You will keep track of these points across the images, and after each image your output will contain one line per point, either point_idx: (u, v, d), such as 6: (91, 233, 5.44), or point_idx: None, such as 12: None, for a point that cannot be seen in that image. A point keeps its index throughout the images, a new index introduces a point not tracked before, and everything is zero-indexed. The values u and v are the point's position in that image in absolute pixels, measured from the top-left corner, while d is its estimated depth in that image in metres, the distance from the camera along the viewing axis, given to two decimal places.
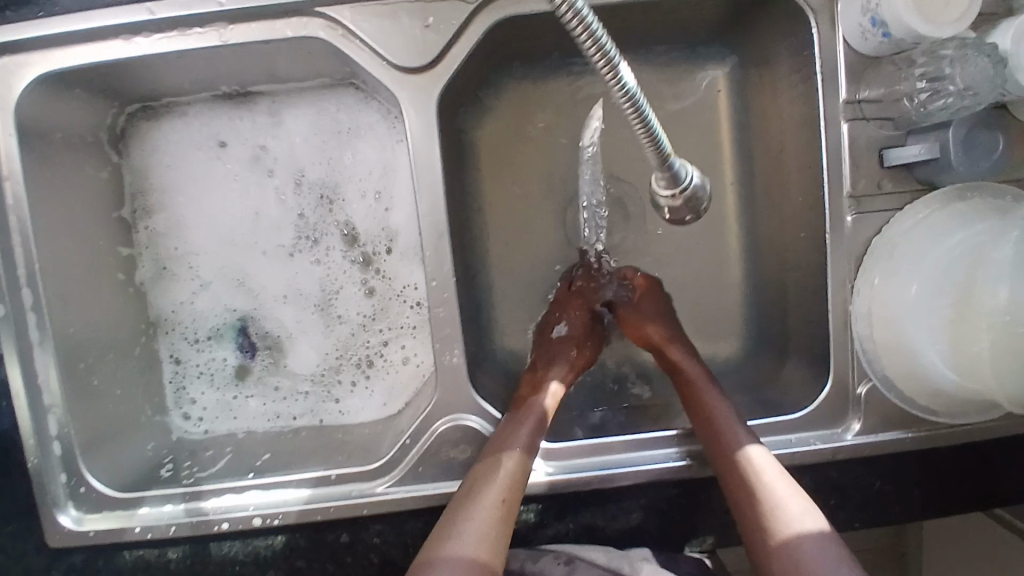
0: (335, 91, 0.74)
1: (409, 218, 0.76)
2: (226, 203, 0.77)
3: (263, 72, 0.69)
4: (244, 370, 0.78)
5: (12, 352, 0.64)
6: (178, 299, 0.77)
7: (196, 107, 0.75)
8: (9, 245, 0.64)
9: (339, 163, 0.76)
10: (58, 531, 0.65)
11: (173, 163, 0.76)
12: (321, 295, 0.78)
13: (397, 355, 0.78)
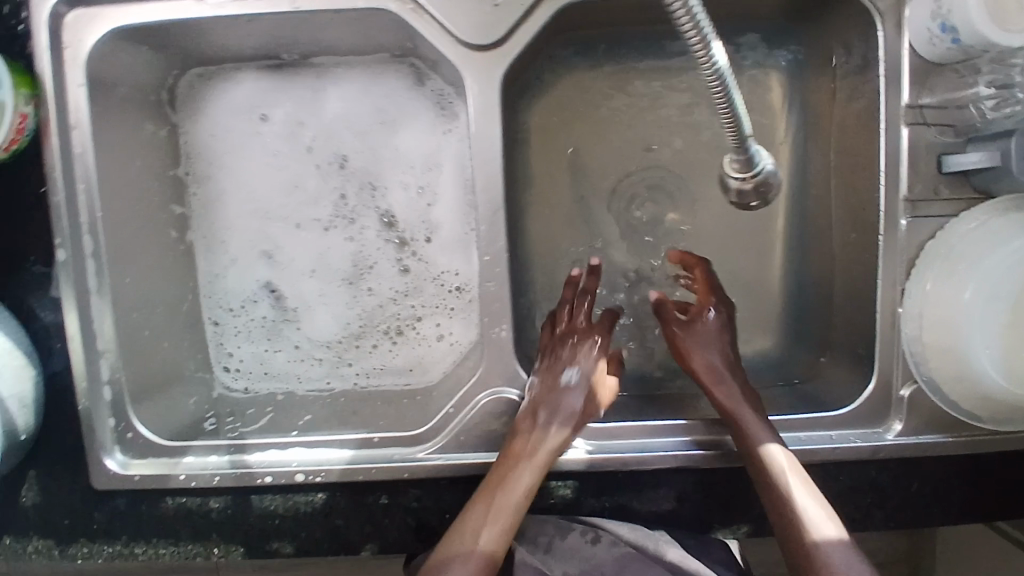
0: (386, 69, 0.74)
1: (453, 208, 0.77)
2: (272, 177, 0.77)
3: (320, 41, 0.71)
4: (275, 335, 0.79)
5: (69, 298, 0.64)
6: (214, 268, 0.78)
7: (249, 76, 0.75)
8: (73, 193, 0.64)
9: (383, 151, 0.76)
10: (104, 474, 0.66)
11: (221, 131, 0.77)
12: (351, 270, 0.79)
13: (429, 331, 0.79)
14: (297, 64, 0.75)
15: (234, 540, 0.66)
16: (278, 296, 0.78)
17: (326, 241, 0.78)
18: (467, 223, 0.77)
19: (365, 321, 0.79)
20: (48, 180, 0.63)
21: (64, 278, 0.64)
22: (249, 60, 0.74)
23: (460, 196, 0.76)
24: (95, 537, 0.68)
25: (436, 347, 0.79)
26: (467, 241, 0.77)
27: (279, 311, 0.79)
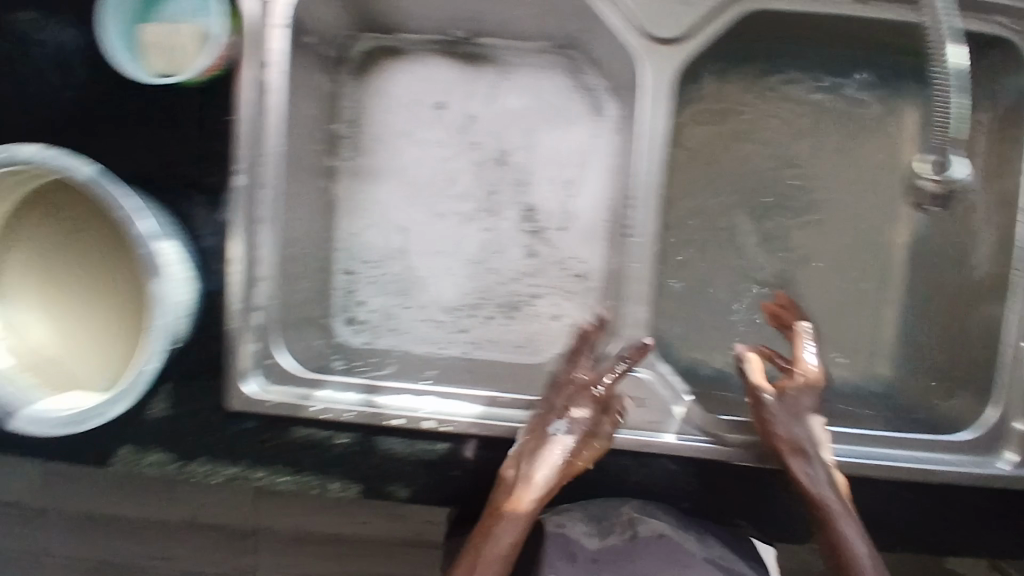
0: (551, 58, 0.79)
1: (593, 203, 0.80)
2: (423, 155, 0.80)
3: (499, 18, 0.75)
4: (404, 293, 0.81)
5: (240, 223, 0.67)
6: (357, 218, 0.81)
7: (419, 57, 0.80)
8: (259, 125, 0.66)
9: (537, 146, 0.79)
10: (242, 396, 0.68)
11: (384, 112, 0.80)
12: (482, 258, 0.81)
13: (547, 312, 0.81)
14: (468, 44, 0.79)
15: (355, 478, 0.69)
16: (410, 264, 0.81)
17: (464, 225, 0.81)
18: (604, 217, 0.79)
19: (486, 296, 0.81)
20: (234, 108, 0.66)
21: (237, 203, 0.67)
22: (427, 37, 0.79)
23: (602, 195, 0.79)
24: (218, 457, 0.70)
25: (553, 326, 0.81)
26: (601, 237, 0.80)
27: (406, 284, 0.81)
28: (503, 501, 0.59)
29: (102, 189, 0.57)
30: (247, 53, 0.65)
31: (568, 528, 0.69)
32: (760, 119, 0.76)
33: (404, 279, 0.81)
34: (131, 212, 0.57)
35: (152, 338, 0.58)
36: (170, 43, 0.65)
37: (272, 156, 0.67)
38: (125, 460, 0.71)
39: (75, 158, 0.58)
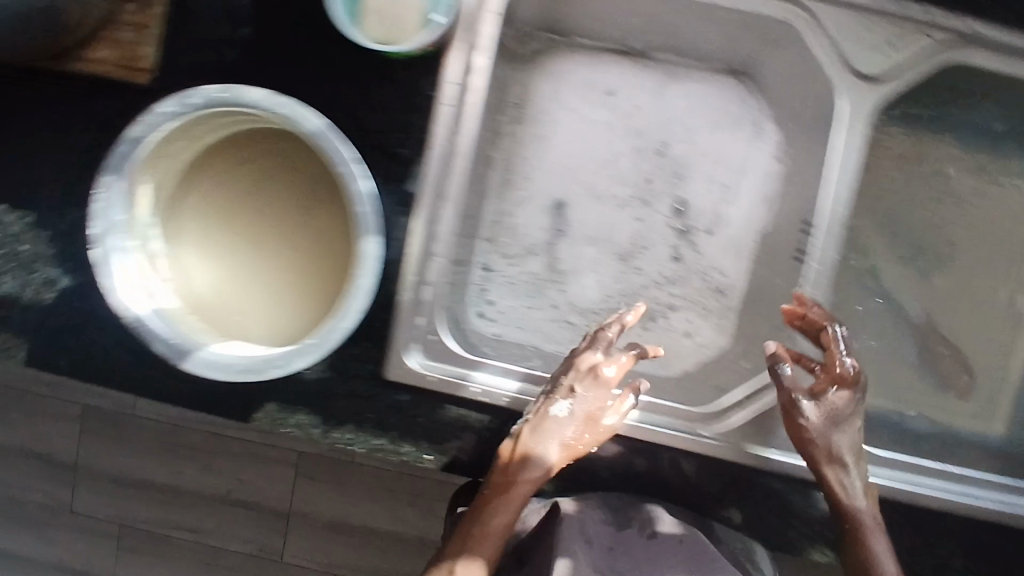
0: (718, 80, 0.81)
1: (745, 214, 0.82)
2: (588, 141, 0.82)
3: (682, 35, 0.76)
4: (538, 292, 0.82)
5: (426, 196, 0.68)
6: (503, 210, 0.82)
7: (592, 52, 0.81)
8: (458, 102, 0.67)
9: (700, 147, 0.82)
10: (402, 366, 0.69)
11: (552, 97, 0.81)
12: (629, 248, 0.82)
13: (680, 326, 0.82)
14: (643, 57, 0.80)
15: (501, 465, 0.69)
16: (554, 257, 0.82)
17: (617, 212, 0.82)
18: (754, 235, 0.81)
19: (624, 300, 0.82)
20: (438, 85, 0.67)
21: (427, 179, 0.68)
22: (607, 44, 0.80)
23: (753, 206, 0.81)
24: (366, 427, 0.70)
25: (685, 344, 0.82)
26: (748, 251, 0.82)
27: (551, 270, 0.82)
28: (505, 484, 0.66)
29: (330, 145, 0.58)
30: (460, 36, 0.67)
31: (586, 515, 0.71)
32: (919, 168, 0.78)
33: (546, 273, 0.82)
34: (355, 170, 0.58)
35: (353, 297, 0.59)
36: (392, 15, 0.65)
37: (467, 138, 0.68)
38: (267, 417, 0.71)
39: (305, 109, 0.58)
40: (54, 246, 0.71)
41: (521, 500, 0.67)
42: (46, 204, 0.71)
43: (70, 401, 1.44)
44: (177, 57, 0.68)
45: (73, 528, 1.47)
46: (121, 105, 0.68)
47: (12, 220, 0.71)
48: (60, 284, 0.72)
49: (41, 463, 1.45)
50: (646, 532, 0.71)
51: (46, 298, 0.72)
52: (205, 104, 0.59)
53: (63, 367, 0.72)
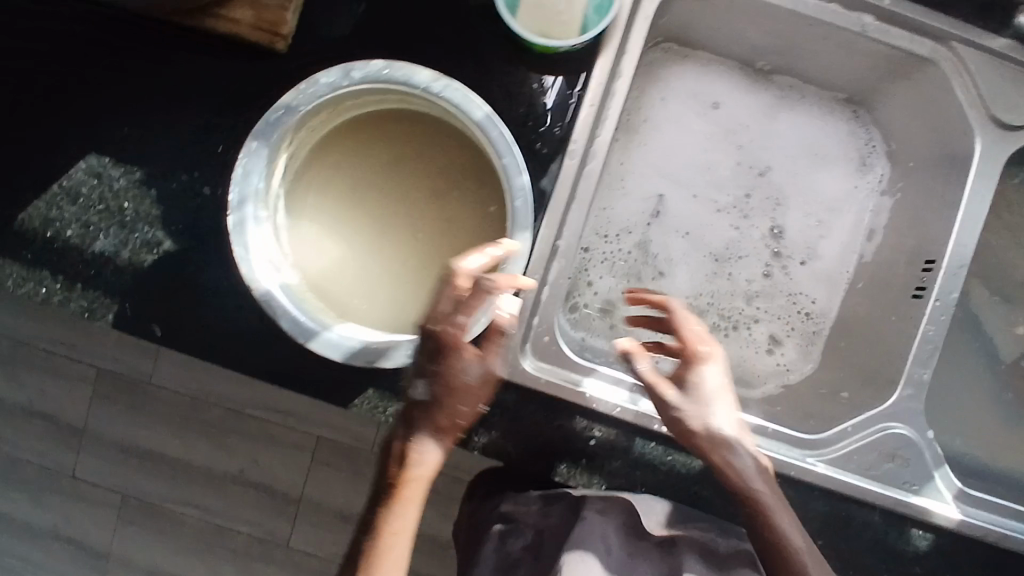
0: (835, 110, 0.81)
1: (840, 248, 0.81)
2: (698, 145, 0.81)
3: (811, 63, 0.76)
4: (632, 274, 0.80)
5: (561, 197, 0.67)
6: (610, 197, 0.80)
7: (717, 61, 0.80)
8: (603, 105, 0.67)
9: (807, 173, 0.81)
10: (515, 365, 0.68)
11: (669, 96, 0.80)
12: (721, 253, 0.82)
13: (762, 341, 0.81)
14: (765, 75, 0.80)
15: (600, 474, 0.70)
16: (648, 249, 0.81)
17: (716, 216, 0.82)
18: (849, 269, 0.81)
19: (710, 304, 0.81)
20: (583, 84, 0.66)
21: (563, 177, 0.66)
22: (730, 60, 0.80)
23: (850, 241, 0.81)
24: (468, 423, 0.69)
25: (765, 359, 0.80)
26: (840, 286, 0.81)
27: (645, 261, 0.80)
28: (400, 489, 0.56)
29: (493, 135, 0.57)
30: (613, 38, 0.66)
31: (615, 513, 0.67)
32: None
33: (639, 266, 0.80)
34: (515, 163, 0.57)
35: (496, 296, 0.57)
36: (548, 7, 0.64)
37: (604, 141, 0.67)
38: (367, 404, 0.69)
39: (472, 96, 0.57)
40: (160, 207, 0.69)
41: (383, 486, 0.56)
42: (159, 163, 0.69)
43: (81, 363, 1.34)
44: (322, 30, 0.67)
45: (70, 498, 1.38)
46: (253, 73, 0.67)
47: (119, 177, 0.69)
48: (163, 247, 0.69)
49: (45, 424, 1.36)
50: (668, 538, 0.69)
51: (146, 260, 0.69)
52: (366, 79, 0.57)
53: (155, 334, 0.69)
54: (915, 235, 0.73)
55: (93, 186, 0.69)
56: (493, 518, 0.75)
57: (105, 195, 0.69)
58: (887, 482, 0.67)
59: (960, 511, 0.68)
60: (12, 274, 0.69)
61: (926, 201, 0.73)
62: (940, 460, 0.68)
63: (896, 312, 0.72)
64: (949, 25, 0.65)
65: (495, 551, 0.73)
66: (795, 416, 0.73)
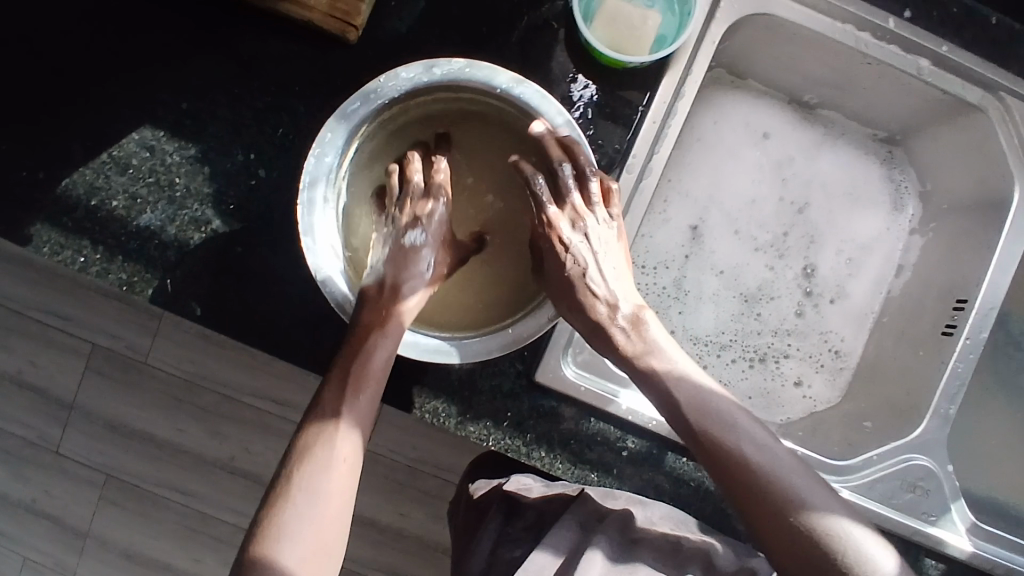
0: (873, 156, 0.84)
1: (869, 290, 0.84)
2: (743, 179, 0.84)
3: (857, 102, 0.80)
4: (663, 310, 0.81)
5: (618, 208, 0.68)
6: (651, 230, 0.82)
7: (767, 98, 0.83)
8: (665, 124, 0.69)
9: (842, 218, 0.84)
10: (554, 370, 0.68)
11: (717, 129, 0.83)
12: (754, 289, 0.83)
13: (791, 375, 0.82)
14: (811, 116, 0.84)
15: (629, 483, 0.69)
16: (683, 280, 0.83)
17: (753, 256, 0.84)
18: (875, 310, 0.83)
19: (735, 339, 0.83)
20: (646, 102, 0.68)
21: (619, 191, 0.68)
22: (779, 95, 0.83)
23: (879, 286, 0.84)
24: (503, 426, 0.68)
25: (792, 392, 0.82)
26: (867, 325, 0.83)
27: (678, 294, 0.82)
28: (378, 320, 0.57)
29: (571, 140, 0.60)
30: (679, 59, 0.68)
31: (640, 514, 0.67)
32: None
33: (672, 295, 0.82)
34: (589, 169, 0.60)
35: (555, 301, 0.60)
36: (621, 27, 0.67)
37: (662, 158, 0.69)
38: (405, 400, 0.67)
39: (551, 102, 0.59)
40: (212, 185, 0.69)
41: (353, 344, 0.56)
42: (217, 142, 0.69)
43: (77, 337, 1.31)
44: (397, 30, 0.69)
45: (53, 474, 1.35)
46: (326, 64, 0.69)
47: (173, 152, 0.69)
48: (211, 226, 0.68)
49: (33, 396, 1.33)
50: (672, 535, 0.68)
51: (192, 238, 0.68)
52: (445, 77, 0.59)
53: (194, 313, 0.68)
54: (945, 276, 0.76)
55: (145, 158, 0.69)
56: (492, 498, 0.73)
57: (156, 169, 0.68)
58: (906, 510, 0.69)
59: (973, 543, 0.70)
60: (51, 239, 0.67)
61: (959, 246, 0.76)
62: (957, 492, 0.70)
63: (922, 346, 0.75)
64: (998, 75, 0.70)
65: (495, 532, 0.71)
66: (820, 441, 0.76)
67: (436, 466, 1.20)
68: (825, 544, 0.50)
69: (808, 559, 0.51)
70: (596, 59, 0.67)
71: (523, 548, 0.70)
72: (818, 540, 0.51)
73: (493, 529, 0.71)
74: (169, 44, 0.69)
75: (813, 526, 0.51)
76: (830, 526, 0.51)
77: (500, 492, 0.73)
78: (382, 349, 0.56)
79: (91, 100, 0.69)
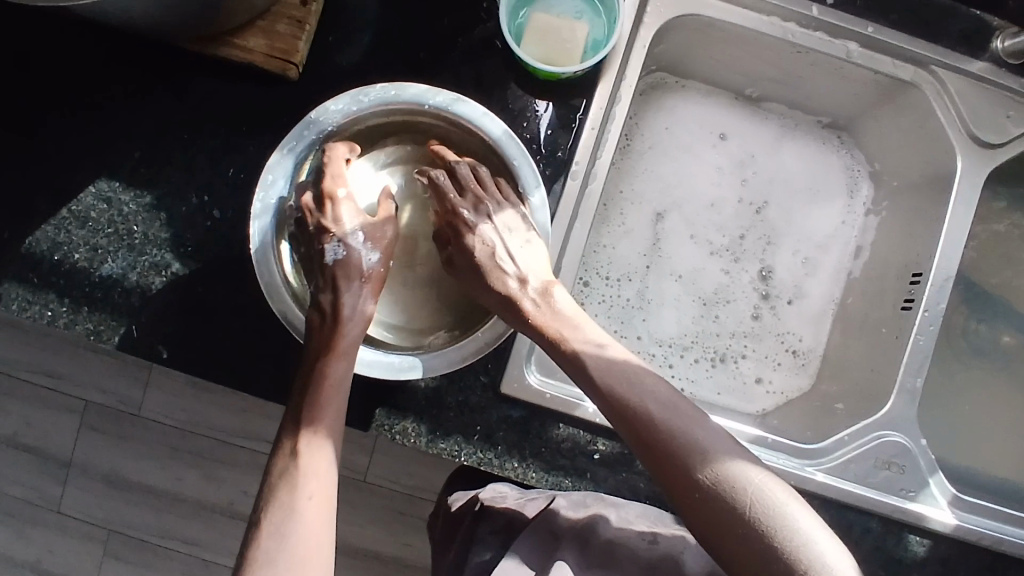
0: (823, 149, 0.86)
1: (828, 287, 0.85)
2: (698, 181, 0.85)
3: (797, 92, 0.82)
4: (626, 318, 0.82)
5: (567, 215, 0.69)
6: (609, 237, 0.83)
7: (712, 94, 0.85)
8: (605, 129, 0.71)
9: (796, 218, 0.85)
10: (518, 381, 0.69)
11: (669, 126, 0.85)
12: (712, 291, 0.84)
13: (750, 374, 0.83)
14: (756, 108, 0.86)
15: (605, 485, 0.69)
16: (645, 284, 0.83)
17: (711, 258, 0.85)
18: (833, 307, 0.84)
19: (697, 340, 0.83)
20: (584, 109, 0.70)
21: (566, 197, 0.69)
22: (723, 89, 0.85)
23: (836, 284, 0.85)
24: (474, 440, 0.68)
25: (757, 390, 0.82)
26: (826, 323, 0.84)
27: (641, 300, 0.83)
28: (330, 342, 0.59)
29: (508, 150, 0.61)
30: (612, 64, 0.69)
31: (618, 514, 0.66)
32: (1012, 234, 0.82)
33: (632, 299, 0.83)
34: (529, 179, 0.62)
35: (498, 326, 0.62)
36: (551, 40, 0.69)
37: (606, 162, 0.71)
38: (376, 425, 0.68)
39: (485, 115, 0.61)
40: (170, 230, 0.70)
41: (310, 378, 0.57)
42: (171, 187, 0.71)
43: (70, 395, 1.32)
44: (337, 63, 0.71)
45: (56, 533, 1.35)
46: (271, 103, 0.71)
47: (129, 202, 0.70)
48: (171, 269, 0.70)
49: (31, 458, 1.34)
50: (650, 533, 0.66)
51: (154, 283, 0.70)
52: (373, 103, 0.61)
53: (161, 356, 0.69)
54: (901, 253, 0.78)
55: (103, 210, 0.70)
56: (466, 506, 0.70)
57: (114, 219, 0.70)
58: (882, 487, 0.69)
59: (956, 516, 0.69)
60: (17, 297, 0.69)
61: (914, 222, 0.77)
62: (933, 465, 0.70)
63: (886, 324, 0.76)
64: (929, 51, 0.71)
65: (465, 534, 0.67)
66: (795, 428, 0.76)
67: (434, 492, 1.20)
68: (731, 501, 0.50)
69: (716, 516, 0.50)
70: (530, 72, 0.69)
71: (490, 551, 0.66)
72: (723, 494, 0.50)
73: (462, 541, 0.68)
74: (120, 98, 0.71)
75: (722, 484, 0.51)
76: (739, 481, 0.51)
77: (472, 500, 0.70)
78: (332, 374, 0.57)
79: (48, 159, 0.71)
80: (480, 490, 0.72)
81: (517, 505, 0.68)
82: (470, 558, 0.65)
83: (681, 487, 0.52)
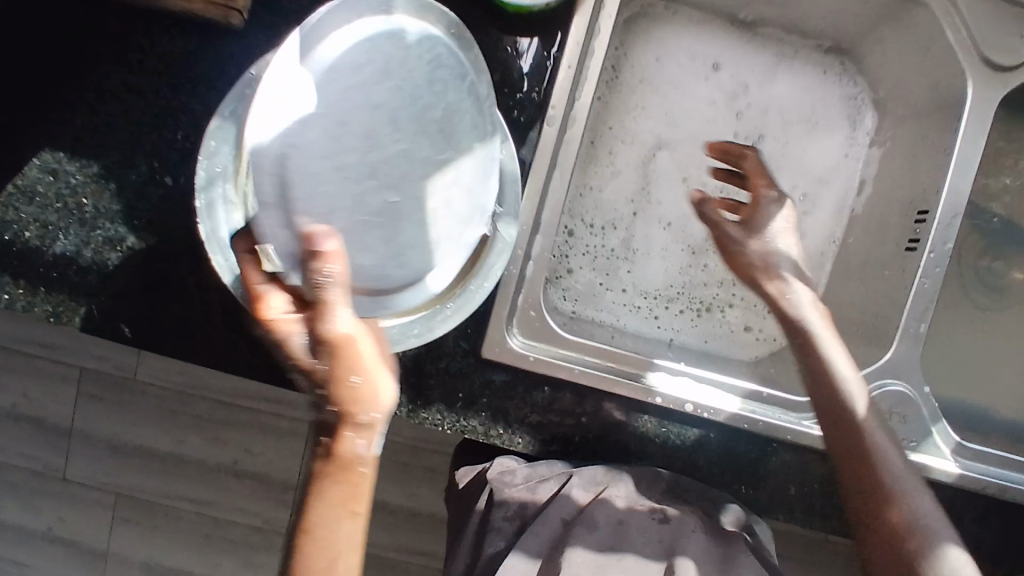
0: (826, 71, 0.80)
1: (826, 225, 0.80)
2: (690, 116, 0.80)
3: (795, 14, 0.75)
4: (610, 270, 0.79)
5: (543, 164, 0.65)
6: (592, 182, 0.79)
7: (705, 19, 0.79)
8: (581, 68, 0.65)
9: (796, 151, 0.80)
10: (498, 344, 0.65)
11: (658, 57, 0.79)
12: (701, 235, 0.81)
13: (738, 322, 0.81)
14: (752, 32, 0.79)
15: (593, 450, 0.67)
16: (629, 234, 0.80)
17: None
18: (831, 248, 0.80)
19: (682, 292, 0.81)
20: (557, 48, 0.64)
21: (541, 146, 0.64)
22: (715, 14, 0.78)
23: (835, 222, 0.80)
24: (457, 408, 0.65)
25: (747, 336, 0.81)
26: (824, 264, 0.80)
27: (625, 251, 0.80)
28: (326, 466, 0.50)
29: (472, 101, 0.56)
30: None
31: (623, 491, 0.66)
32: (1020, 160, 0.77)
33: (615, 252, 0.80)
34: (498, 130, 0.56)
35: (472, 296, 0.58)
36: None
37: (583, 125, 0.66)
38: None
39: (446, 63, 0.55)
40: (122, 202, 0.66)
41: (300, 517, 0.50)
42: (119, 154, 0.66)
43: (65, 363, 1.31)
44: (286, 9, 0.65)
45: (64, 502, 1.36)
46: (219, 57, 0.66)
47: (76, 172, 0.66)
48: (127, 244, 0.66)
49: (32, 427, 1.34)
50: (659, 510, 0.68)
51: (109, 259, 0.66)
52: None
53: (125, 335, 0.66)
54: (905, 188, 0.72)
55: (49, 183, 0.66)
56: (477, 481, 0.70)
57: (62, 193, 0.66)
58: None
59: (957, 465, 0.67)
60: None
61: (919, 155, 0.71)
62: (935, 413, 0.67)
63: (887, 267, 0.71)
64: None
65: (480, 518, 0.68)
66: (787, 377, 0.75)
67: (434, 443, 1.19)
68: (913, 527, 0.57)
69: (891, 531, 0.57)
70: (496, 8, 0.62)
71: (502, 542, 0.67)
72: (912, 516, 0.57)
73: (474, 527, 0.68)
74: (58, 61, 0.66)
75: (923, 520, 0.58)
76: (921, 512, 0.58)
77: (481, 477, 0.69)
78: (332, 489, 0.49)
79: None
80: (490, 463, 0.71)
81: (524, 490, 0.67)
82: (484, 552, 0.67)
83: (869, 499, 0.58)
